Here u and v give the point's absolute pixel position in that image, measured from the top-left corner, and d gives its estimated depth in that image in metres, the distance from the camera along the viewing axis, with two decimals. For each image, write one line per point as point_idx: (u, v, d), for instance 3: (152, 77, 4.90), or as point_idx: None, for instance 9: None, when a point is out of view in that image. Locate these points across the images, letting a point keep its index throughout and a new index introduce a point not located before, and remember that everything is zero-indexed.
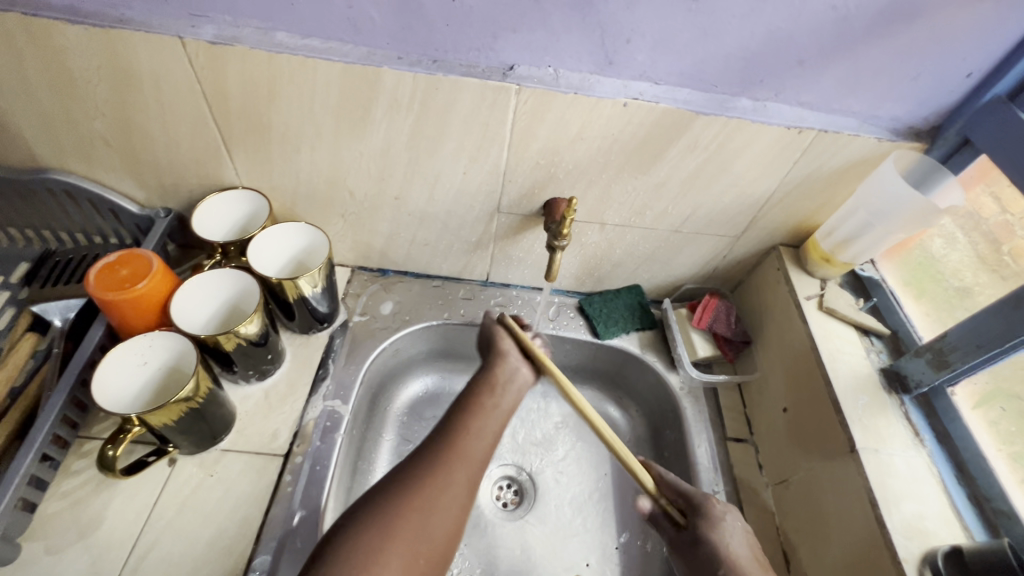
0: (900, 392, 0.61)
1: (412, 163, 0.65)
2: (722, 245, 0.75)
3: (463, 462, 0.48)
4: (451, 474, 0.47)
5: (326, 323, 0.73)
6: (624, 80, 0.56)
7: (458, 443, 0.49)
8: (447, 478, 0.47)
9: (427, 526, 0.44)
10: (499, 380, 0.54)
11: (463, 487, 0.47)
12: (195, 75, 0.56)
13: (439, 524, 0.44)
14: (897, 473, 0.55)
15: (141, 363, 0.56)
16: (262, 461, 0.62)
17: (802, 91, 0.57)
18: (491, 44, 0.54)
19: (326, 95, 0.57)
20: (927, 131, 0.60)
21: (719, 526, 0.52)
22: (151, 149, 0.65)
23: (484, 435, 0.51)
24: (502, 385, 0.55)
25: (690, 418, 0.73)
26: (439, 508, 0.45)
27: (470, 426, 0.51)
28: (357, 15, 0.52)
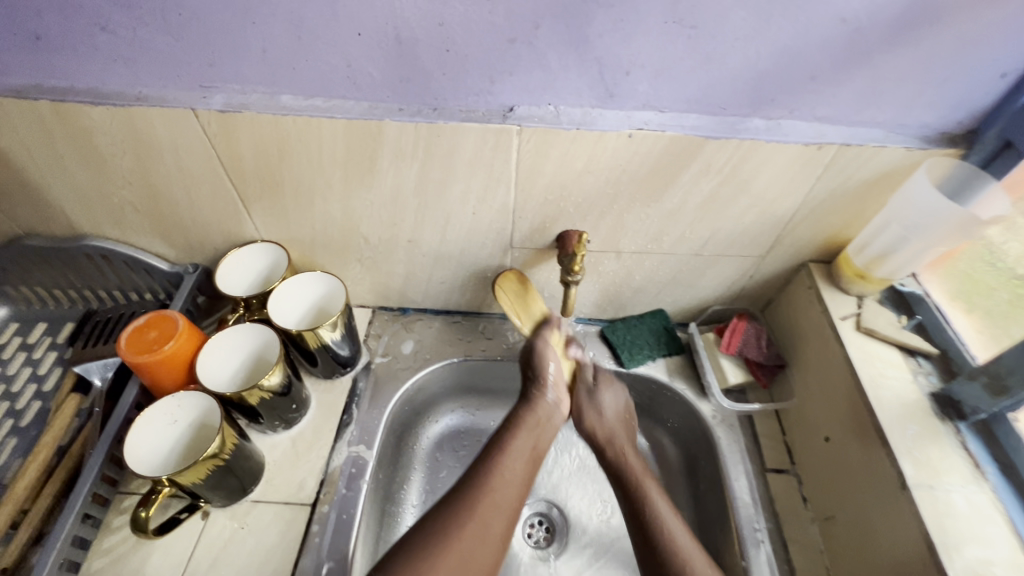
0: (955, 418, 0.56)
1: (422, 206, 0.65)
2: (748, 265, 0.72)
3: (505, 493, 0.57)
4: (496, 497, 0.56)
5: (348, 367, 0.74)
6: (627, 111, 0.55)
7: (492, 482, 0.57)
8: (488, 514, 0.54)
9: (484, 531, 0.53)
10: (541, 418, 0.66)
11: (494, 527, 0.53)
12: (210, 142, 0.58)
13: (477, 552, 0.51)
14: (957, 511, 0.50)
15: (172, 422, 0.58)
16: (291, 511, 0.63)
17: (818, 105, 0.54)
18: (489, 88, 0.53)
19: (334, 150, 0.58)
20: (964, 135, 0.56)
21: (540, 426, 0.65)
22: (176, 211, 0.68)
23: (515, 477, 0.59)
24: (542, 418, 0.66)
25: (725, 449, 0.70)
26: (494, 514, 0.54)
27: (509, 454, 0.60)
28: (355, 73, 0.52)
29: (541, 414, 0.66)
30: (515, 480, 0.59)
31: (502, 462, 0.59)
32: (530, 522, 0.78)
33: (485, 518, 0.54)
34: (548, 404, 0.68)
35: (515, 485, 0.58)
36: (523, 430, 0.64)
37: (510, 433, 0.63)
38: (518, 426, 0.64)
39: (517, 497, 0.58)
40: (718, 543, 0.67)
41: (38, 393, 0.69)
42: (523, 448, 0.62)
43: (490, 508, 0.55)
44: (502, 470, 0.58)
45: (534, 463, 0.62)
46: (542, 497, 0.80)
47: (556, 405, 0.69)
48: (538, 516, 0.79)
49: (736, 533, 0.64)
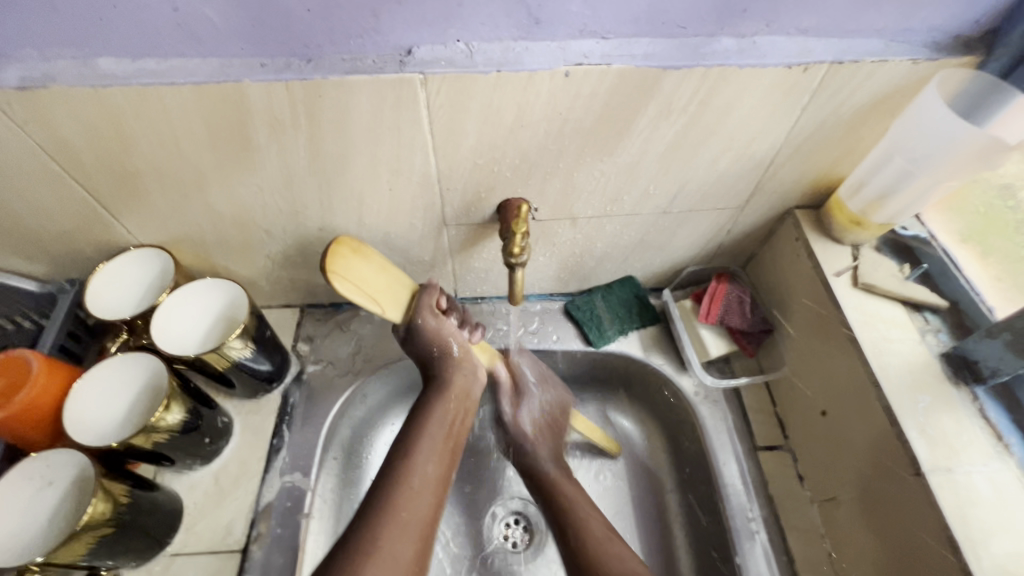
0: (970, 382, 0.48)
1: (326, 188, 0.53)
2: (725, 218, 0.61)
3: (415, 504, 0.48)
4: (404, 512, 0.47)
5: (274, 382, 0.64)
6: (561, 42, 0.42)
7: (401, 492, 0.48)
8: (396, 534, 0.45)
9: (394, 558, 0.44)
10: (457, 391, 0.56)
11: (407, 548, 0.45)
12: (24, 131, 0.45)
13: None
14: (980, 497, 0.42)
15: (46, 485, 0.47)
16: (218, 561, 0.54)
17: (802, 13, 0.42)
18: (374, 26, 0.40)
19: (190, 127, 0.45)
20: (982, 37, 0.44)
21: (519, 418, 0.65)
22: (21, 220, 0.54)
23: (429, 479, 0.50)
24: (457, 393, 0.56)
25: (711, 430, 0.62)
26: (401, 533, 0.46)
27: (423, 454, 0.51)
28: (187, 19, 0.39)
29: (455, 400, 0.56)
30: (428, 480, 0.50)
31: (414, 465, 0.50)
32: (505, 523, 0.71)
33: (398, 533, 0.46)
34: (466, 374, 0.57)
35: (429, 487, 0.50)
36: (433, 421, 0.54)
37: (418, 424, 0.53)
38: (428, 419, 0.54)
39: (432, 503, 0.49)
40: (708, 533, 0.60)
41: None
42: (437, 444, 0.52)
43: (403, 520, 0.46)
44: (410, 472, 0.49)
45: (451, 458, 0.53)
46: (516, 494, 0.73)
47: (472, 375, 0.58)
48: (514, 515, 0.72)
49: (728, 525, 0.57)
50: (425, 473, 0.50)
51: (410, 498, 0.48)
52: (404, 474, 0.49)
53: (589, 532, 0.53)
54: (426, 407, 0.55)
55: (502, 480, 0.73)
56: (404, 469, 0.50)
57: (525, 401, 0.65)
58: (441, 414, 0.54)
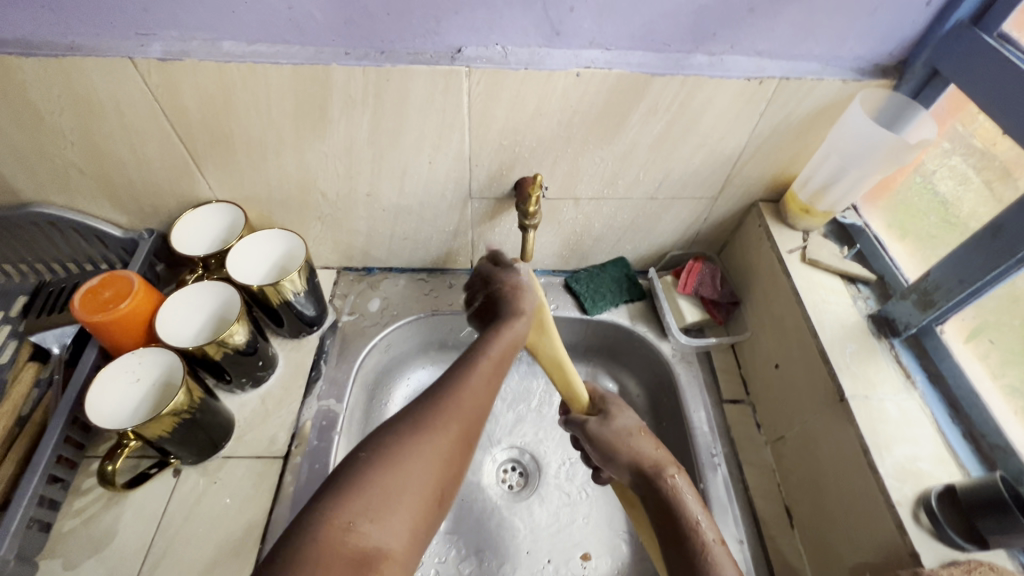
0: (889, 335, 0.60)
1: (378, 157, 0.65)
2: (702, 207, 0.74)
3: (469, 403, 0.47)
4: (458, 406, 0.46)
5: (315, 325, 0.75)
6: (575, 50, 0.56)
7: (462, 387, 0.48)
8: (445, 423, 0.45)
9: (440, 444, 0.44)
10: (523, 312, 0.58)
11: (455, 439, 0.45)
12: (152, 93, 0.57)
13: (428, 468, 0.42)
14: (889, 417, 0.54)
15: (135, 380, 0.58)
16: (264, 464, 0.64)
17: (757, 39, 0.55)
18: (435, 29, 0.53)
19: (282, 98, 0.58)
20: (894, 66, 0.58)
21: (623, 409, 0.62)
22: (124, 172, 0.66)
23: (488, 387, 0.50)
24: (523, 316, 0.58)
25: (685, 384, 0.73)
26: (450, 421, 0.45)
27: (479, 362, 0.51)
28: (297, 15, 0.52)
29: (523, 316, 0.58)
30: (490, 385, 0.50)
31: (474, 366, 0.50)
32: (503, 468, 0.81)
33: (450, 426, 0.45)
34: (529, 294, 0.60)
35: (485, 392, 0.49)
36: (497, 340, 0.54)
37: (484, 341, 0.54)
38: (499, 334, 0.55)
39: (486, 399, 0.49)
40: None
41: None
42: (502, 354, 0.53)
43: (455, 411, 0.46)
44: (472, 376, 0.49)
45: (505, 372, 0.53)
46: (514, 444, 0.83)
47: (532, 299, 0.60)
48: (511, 462, 0.82)
49: (695, 459, 0.67)
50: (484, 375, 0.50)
51: (467, 394, 0.48)
52: (465, 372, 0.49)
53: (686, 509, 0.50)
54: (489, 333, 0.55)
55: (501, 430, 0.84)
56: (466, 368, 0.50)
57: (622, 410, 0.61)
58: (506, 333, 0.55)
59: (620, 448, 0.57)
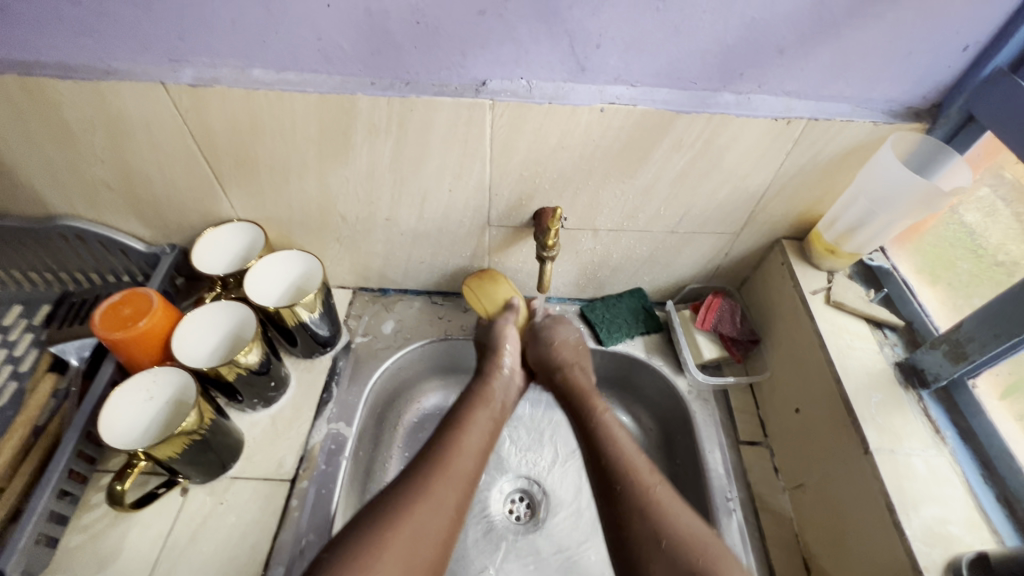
0: (918, 386, 0.58)
1: (398, 184, 0.65)
2: (723, 242, 0.72)
3: (454, 470, 0.56)
4: (443, 482, 0.55)
5: (328, 346, 0.75)
6: (600, 85, 0.55)
7: (448, 457, 0.57)
8: (430, 501, 0.53)
9: (429, 522, 0.52)
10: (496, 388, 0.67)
11: (447, 507, 0.54)
12: (181, 117, 0.58)
13: (425, 538, 0.51)
14: (916, 474, 0.51)
15: (148, 398, 0.58)
16: (270, 487, 0.64)
17: (787, 79, 0.54)
18: (461, 62, 0.53)
19: (307, 125, 0.58)
20: (928, 109, 0.57)
21: (560, 325, 0.73)
22: (151, 190, 0.67)
23: (473, 449, 0.59)
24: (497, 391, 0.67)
25: (700, 422, 0.71)
26: (436, 504, 0.53)
27: (461, 431, 0.60)
28: (326, 46, 0.52)
29: (494, 403, 0.65)
30: (474, 452, 0.59)
31: (461, 441, 0.59)
32: (511, 498, 0.79)
33: (419, 520, 0.51)
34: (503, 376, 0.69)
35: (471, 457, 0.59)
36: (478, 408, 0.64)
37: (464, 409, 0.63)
38: (459, 435, 0.60)
39: (458, 498, 0.55)
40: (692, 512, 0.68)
41: (14, 374, 0.68)
42: (469, 446, 0.59)
43: (440, 486, 0.55)
44: (458, 446, 0.59)
45: (477, 466, 0.59)
46: (523, 474, 0.81)
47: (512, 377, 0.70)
48: (519, 492, 0.80)
49: (709, 503, 0.65)
50: (455, 472, 0.56)
51: (436, 494, 0.54)
52: (448, 448, 0.58)
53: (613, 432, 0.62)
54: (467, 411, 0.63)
55: (509, 459, 0.82)
56: (441, 466, 0.56)
57: (564, 326, 0.73)
58: (484, 409, 0.64)
59: (547, 350, 0.71)
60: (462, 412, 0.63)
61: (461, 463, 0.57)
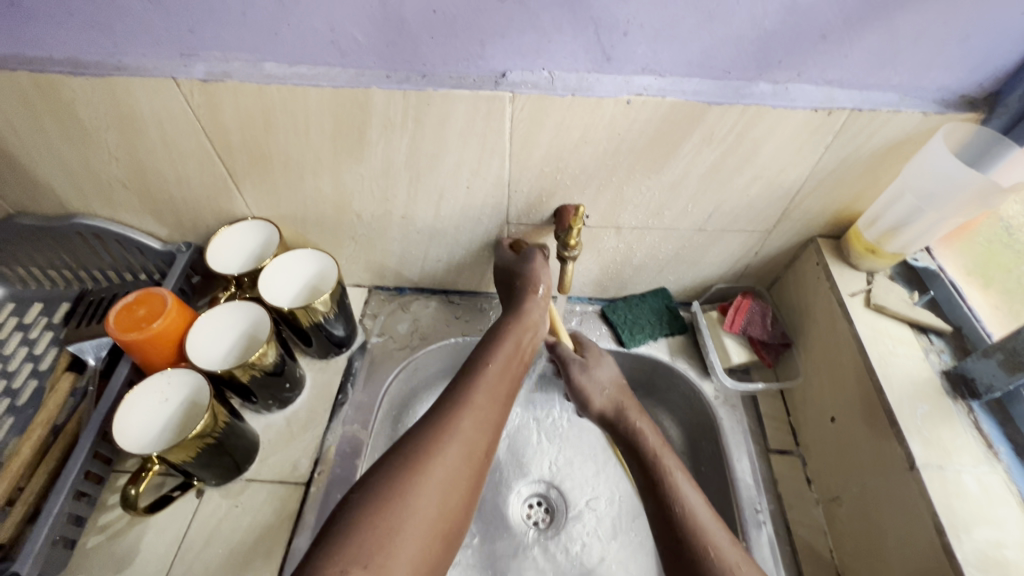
0: (967, 397, 0.54)
1: (414, 180, 0.63)
2: (753, 241, 0.69)
3: (480, 409, 0.54)
4: (470, 420, 0.53)
5: (344, 347, 0.73)
6: (626, 76, 0.52)
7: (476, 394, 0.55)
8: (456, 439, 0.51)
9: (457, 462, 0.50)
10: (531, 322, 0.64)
11: (472, 442, 0.52)
12: (193, 113, 0.56)
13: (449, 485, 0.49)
14: (968, 493, 0.48)
15: (162, 400, 0.57)
16: (285, 490, 0.63)
17: (829, 67, 0.50)
18: (480, 52, 0.51)
19: (320, 120, 0.56)
20: (985, 98, 0.52)
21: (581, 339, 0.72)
22: (165, 187, 0.66)
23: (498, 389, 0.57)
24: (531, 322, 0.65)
25: (727, 430, 0.68)
26: (461, 441, 0.51)
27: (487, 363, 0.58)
28: (339, 37, 0.50)
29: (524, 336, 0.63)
30: (498, 388, 0.57)
31: (485, 371, 0.57)
32: (529, 503, 0.77)
33: (449, 464, 0.49)
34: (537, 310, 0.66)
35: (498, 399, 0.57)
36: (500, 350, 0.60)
37: (494, 338, 0.62)
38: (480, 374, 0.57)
39: (484, 441, 0.53)
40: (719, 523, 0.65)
41: (34, 372, 0.69)
42: (497, 390, 0.57)
43: (473, 421, 0.53)
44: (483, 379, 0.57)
45: (501, 407, 0.57)
46: (541, 479, 0.79)
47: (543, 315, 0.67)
48: (537, 497, 0.78)
49: (738, 515, 0.62)
50: (481, 415, 0.54)
51: (460, 437, 0.51)
52: (474, 380, 0.57)
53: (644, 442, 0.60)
54: (497, 341, 0.61)
55: (526, 463, 0.80)
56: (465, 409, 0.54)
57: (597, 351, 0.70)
58: (514, 331, 0.63)
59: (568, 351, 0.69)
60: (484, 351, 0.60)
61: (483, 403, 0.55)
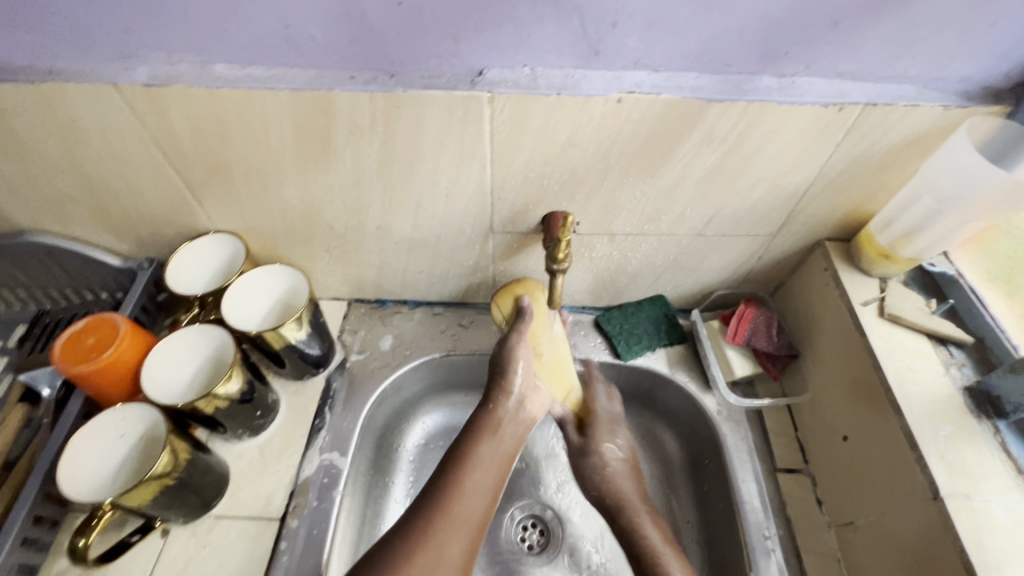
0: (993, 416, 0.50)
1: (389, 190, 0.58)
2: (757, 245, 0.64)
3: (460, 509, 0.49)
4: (441, 529, 0.47)
5: (320, 367, 0.68)
6: (615, 72, 0.47)
7: (454, 495, 0.49)
8: (429, 549, 0.45)
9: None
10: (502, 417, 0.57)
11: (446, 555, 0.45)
12: (140, 121, 0.51)
13: None
14: (998, 526, 0.44)
15: (117, 437, 0.53)
16: (258, 526, 0.58)
17: (840, 58, 0.46)
18: (453, 49, 0.46)
19: (281, 127, 0.51)
20: (1011, 89, 0.48)
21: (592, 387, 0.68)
22: (119, 202, 0.61)
23: (479, 489, 0.51)
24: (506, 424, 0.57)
25: (732, 448, 0.63)
26: (430, 555, 0.45)
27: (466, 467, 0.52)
28: (295, 34, 0.45)
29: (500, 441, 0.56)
30: (483, 488, 0.52)
31: (468, 470, 0.52)
32: (523, 525, 0.73)
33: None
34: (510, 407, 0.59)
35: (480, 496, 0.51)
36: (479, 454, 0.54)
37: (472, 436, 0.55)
38: (473, 448, 0.54)
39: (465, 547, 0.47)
40: (724, 548, 0.61)
41: None
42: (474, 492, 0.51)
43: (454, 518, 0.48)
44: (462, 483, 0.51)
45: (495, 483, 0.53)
46: (535, 498, 0.75)
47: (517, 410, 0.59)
48: (531, 518, 0.73)
49: (745, 542, 0.58)
50: (468, 503, 0.49)
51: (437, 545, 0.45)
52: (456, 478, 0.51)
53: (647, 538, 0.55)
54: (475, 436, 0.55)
55: (518, 482, 0.75)
56: (453, 492, 0.50)
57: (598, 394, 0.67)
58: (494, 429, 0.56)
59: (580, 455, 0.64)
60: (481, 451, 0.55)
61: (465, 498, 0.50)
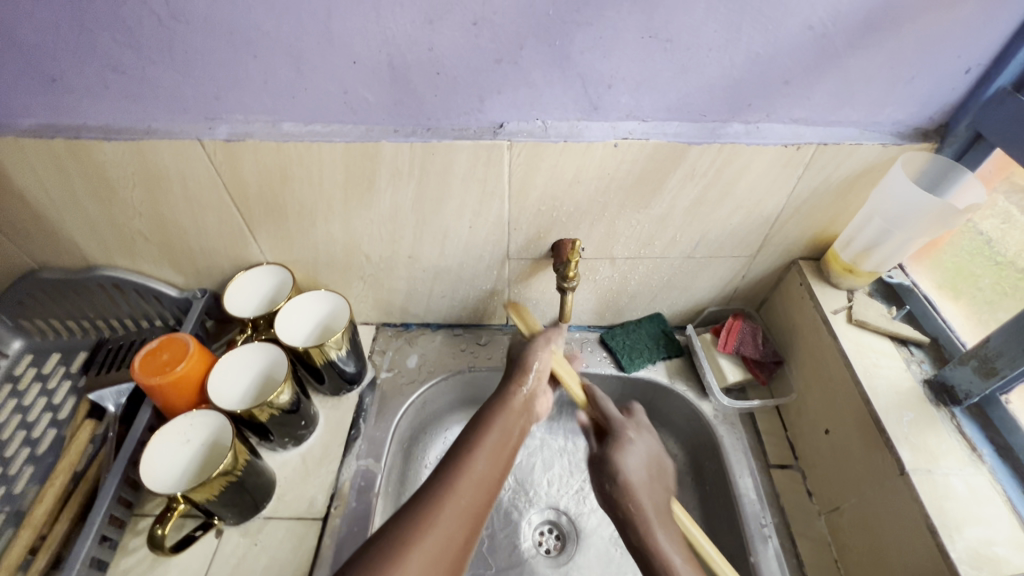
0: (950, 403, 0.58)
1: (421, 223, 0.67)
2: (740, 265, 0.73)
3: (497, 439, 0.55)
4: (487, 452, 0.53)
5: (354, 383, 0.76)
6: (612, 122, 0.58)
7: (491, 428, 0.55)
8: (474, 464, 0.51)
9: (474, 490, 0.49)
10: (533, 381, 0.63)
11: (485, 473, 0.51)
12: (215, 169, 0.61)
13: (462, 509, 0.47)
14: (956, 495, 0.51)
15: (184, 442, 0.60)
16: (303, 526, 0.64)
17: (794, 108, 0.56)
18: (479, 107, 0.56)
19: (334, 172, 0.61)
20: (936, 130, 0.58)
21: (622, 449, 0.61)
22: (185, 238, 0.70)
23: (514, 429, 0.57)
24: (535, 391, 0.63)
25: (728, 447, 0.70)
26: (478, 469, 0.51)
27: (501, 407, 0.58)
28: (352, 98, 0.55)
29: (516, 413, 0.58)
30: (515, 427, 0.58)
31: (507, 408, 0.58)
32: (540, 530, 0.78)
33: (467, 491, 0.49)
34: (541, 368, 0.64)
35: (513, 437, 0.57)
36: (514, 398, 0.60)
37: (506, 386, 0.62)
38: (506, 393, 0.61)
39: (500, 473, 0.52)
40: (726, 540, 0.67)
41: (53, 422, 0.71)
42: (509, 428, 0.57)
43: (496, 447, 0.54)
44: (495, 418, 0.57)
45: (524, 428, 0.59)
46: (550, 505, 0.80)
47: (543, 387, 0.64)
48: (547, 524, 0.79)
49: (744, 531, 0.63)
50: (503, 439, 0.55)
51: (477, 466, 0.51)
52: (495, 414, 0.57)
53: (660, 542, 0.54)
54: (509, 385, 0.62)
55: (534, 490, 0.81)
56: (491, 425, 0.56)
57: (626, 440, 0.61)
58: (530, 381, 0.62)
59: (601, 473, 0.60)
60: (487, 415, 0.57)
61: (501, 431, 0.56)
